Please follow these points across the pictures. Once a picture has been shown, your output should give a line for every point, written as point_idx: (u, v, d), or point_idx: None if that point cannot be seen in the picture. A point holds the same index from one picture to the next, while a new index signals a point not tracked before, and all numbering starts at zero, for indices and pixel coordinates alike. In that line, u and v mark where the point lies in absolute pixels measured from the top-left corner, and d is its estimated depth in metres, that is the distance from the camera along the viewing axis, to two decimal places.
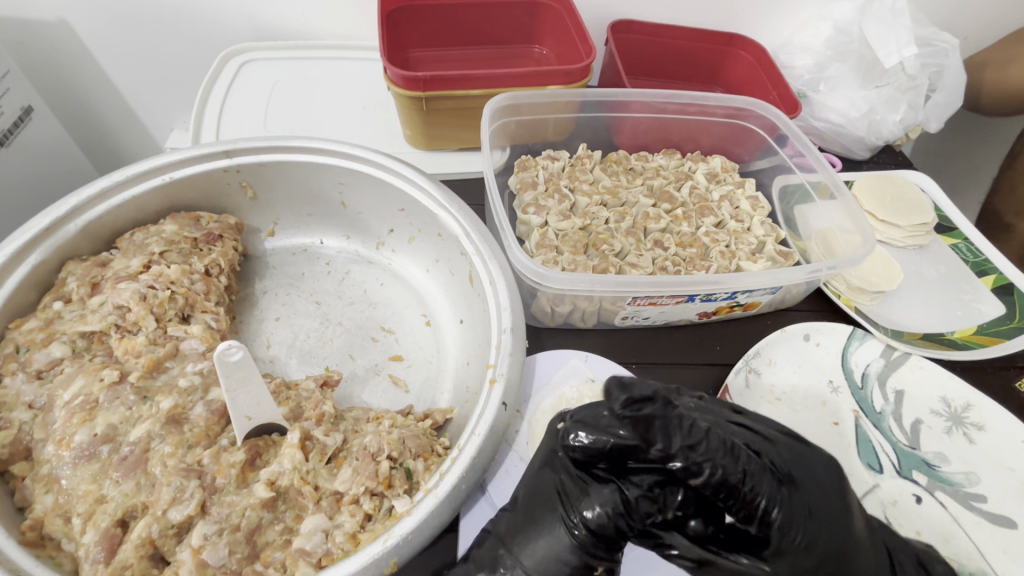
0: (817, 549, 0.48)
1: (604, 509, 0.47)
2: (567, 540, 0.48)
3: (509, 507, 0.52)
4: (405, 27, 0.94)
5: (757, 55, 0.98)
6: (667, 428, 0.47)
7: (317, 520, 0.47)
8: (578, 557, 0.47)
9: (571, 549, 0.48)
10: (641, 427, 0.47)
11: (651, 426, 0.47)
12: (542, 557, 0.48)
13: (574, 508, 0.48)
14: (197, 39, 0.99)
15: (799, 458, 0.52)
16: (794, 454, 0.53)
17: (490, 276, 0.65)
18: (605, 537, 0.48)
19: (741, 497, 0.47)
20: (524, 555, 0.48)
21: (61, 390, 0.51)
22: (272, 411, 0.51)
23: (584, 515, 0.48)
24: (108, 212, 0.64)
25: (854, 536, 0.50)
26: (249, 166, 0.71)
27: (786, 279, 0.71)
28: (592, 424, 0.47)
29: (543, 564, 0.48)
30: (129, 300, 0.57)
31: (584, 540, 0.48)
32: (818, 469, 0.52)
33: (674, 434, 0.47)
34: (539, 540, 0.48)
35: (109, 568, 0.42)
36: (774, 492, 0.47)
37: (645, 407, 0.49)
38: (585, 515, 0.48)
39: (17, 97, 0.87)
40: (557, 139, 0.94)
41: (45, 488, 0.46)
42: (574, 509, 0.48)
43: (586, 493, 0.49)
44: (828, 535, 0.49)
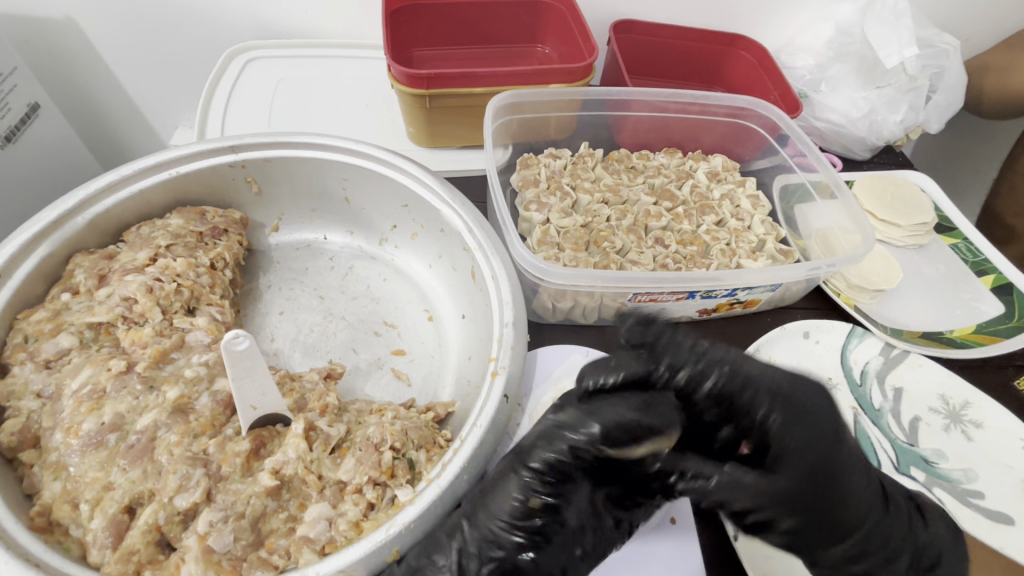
0: (812, 453, 0.51)
1: (569, 445, 0.46)
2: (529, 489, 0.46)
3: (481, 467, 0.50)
4: (409, 26, 0.94)
5: (759, 55, 0.99)
6: (672, 347, 0.54)
7: (321, 508, 0.47)
8: (528, 501, 0.46)
9: (526, 495, 0.46)
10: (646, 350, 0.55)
11: (658, 346, 0.55)
12: (498, 505, 0.46)
13: (525, 456, 0.47)
14: (203, 37, 1.00)
15: (792, 384, 0.54)
16: (787, 380, 0.54)
17: (492, 271, 0.66)
18: (561, 478, 0.47)
19: (741, 403, 0.52)
20: (487, 503, 0.47)
21: (69, 380, 0.51)
22: (277, 401, 0.51)
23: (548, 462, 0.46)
24: (115, 205, 0.64)
25: (841, 453, 0.52)
26: (254, 161, 0.71)
27: (785, 277, 0.71)
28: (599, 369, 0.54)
29: (504, 514, 0.46)
30: (136, 292, 0.57)
31: (540, 483, 0.46)
32: (810, 395, 0.54)
33: (681, 353, 0.54)
34: (498, 491, 0.47)
35: (117, 553, 0.43)
36: (772, 397, 0.52)
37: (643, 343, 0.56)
38: (541, 456, 0.46)
39: (24, 93, 0.88)
40: (559, 138, 0.95)
41: (53, 476, 0.47)
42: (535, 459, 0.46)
43: (536, 440, 0.47)
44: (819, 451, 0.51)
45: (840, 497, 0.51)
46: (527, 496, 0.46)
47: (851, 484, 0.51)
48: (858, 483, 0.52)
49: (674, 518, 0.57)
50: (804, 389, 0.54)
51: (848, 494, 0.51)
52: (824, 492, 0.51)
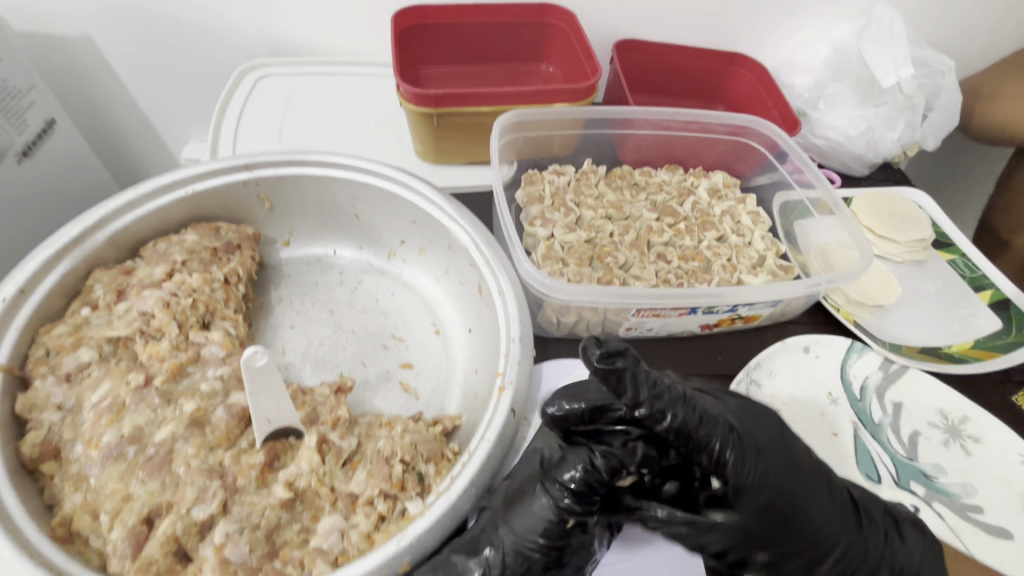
0: (769, 488, 0.52)
1: (580, 468, 0.50)
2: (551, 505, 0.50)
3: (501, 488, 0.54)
4: (417, 46, 0.97)
5: (758, 74, 1.01)
6: (636, 381, 0.49)
7: (333, 520, 0.48)
8: (560, 516, 0.50)
9: (556, 508, 0.50)
10: (612, 382, 0.49)
11: (623, 380, 0.49)
12: (529, 520, 0.50)
13: (557, 474, 0.51)
14: (216, 54, 1.02)
15: (752, 415, 0.58)
16: (749, 413, 0.59)
17: (499, 286, 0.68)
18: (585, 494, 0.50)
19: (698, 441, 0.50)
20: (514, 523, 0.50)
21: (90, 393, 0.53)
22: (291, 415, 0.53)
23: (563, 477, 0.50)
24: (133, 222, 0.66)
25: (804, 482, 0.54)
26: (268, 179, 0.73)
27: (786, 292, 0.73)
28: (572, 395, 0.54)
29: (529, 528, 0.50)
30: (152, 307, 0.59)
31: (569, 501, 0.50)
32: (770, 422, 0.59)
33: (643, 387, 0.49)
34: (526, 508, 0.51)
35: (135, 564, 0.44)
36: (728, 435, 0.51)
37: (619, 360, 0.49)
38: (570, 477, 0.50)
39: (42, 109, 0.90)
40: (563, 155, 0.97)
41: (75, 486, 0.48)
42: (552, 476, 0.51)
43: (563, 458, 0.52)
44: (787, 476, 0.54)
45: (809, 525, 0.53)
46: (557, 512, 0.50)
47: (817, 510, 0.54)
48: (825, 507, 0.54)
49: None
50: (764, 421, 0.58)
51: (820, 518, 0.54)
52: (792, 521, 0.53)
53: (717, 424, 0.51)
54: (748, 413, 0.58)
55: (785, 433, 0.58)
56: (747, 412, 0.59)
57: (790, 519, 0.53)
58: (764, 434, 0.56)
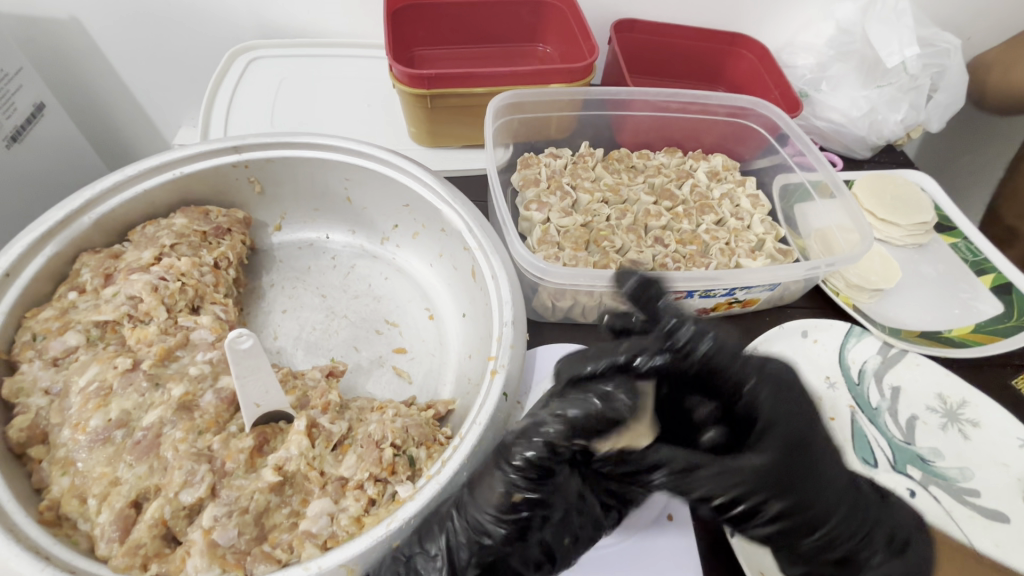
0: (772, 446, 0.48)
1: (538, 440, 0.44)
2: (512, 477, 0.45)
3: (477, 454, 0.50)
4: (411, 26, 0.95)
5: (759, 54, 0.99)
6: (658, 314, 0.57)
7: (323, 504, 0.48)
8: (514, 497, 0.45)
9: (509, 490, 0.44)
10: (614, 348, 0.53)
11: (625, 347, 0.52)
12: (484, 499, 0.45)
13: (508, 452, 0.45)
14: (206, 36, 1.01)
15: (763, 371, 0.53)
16: (761, 373, 0.53)
17: (492, 271, 0.66)
18: (542, 469, 0.44)
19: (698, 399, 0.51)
20: (474, 493, 0.46)
21: (77, 377, 0.52)
22: (280, 399, 0.52)
23: (523, 449, 0.44)
24: (120, 205, 0.65)
25: (808, 441, 0.50)
26: (258, 161, 0.72)
27: (785, 276, 0.72)
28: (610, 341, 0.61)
29: (487, 498, 0.45)
30: (141, 291, 0.58)
31: (522, 478, 0.45)
32: (784, 384, 0.53)
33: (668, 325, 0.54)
34: (485, 480, 0.46)
35: (123, 547, 0.44)
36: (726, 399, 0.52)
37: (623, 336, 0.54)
38: (520, 453, 0.44)
39: (30, 92, 0.89)
40: (560, 137, 0.95)
41: (62, 471, 0.48)
42: (511, 447, 0.45)
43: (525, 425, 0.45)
44: (789, 432, 0.50)
45: (811, 476, 0.49)
46: (515, 489, 0.44)
47: (823, 468, 0.50)
48: (826, 463, 0.51)
49: (672, 514, 0.57)
50: (775, 380, 0.53)
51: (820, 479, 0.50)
52: (795, 474, 0.48)
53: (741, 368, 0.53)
54: (759, 371, 0.53)
55: (800, 397, 0.53)
56: (759, 370, 0.53)
57: (791, 476, 0.48)
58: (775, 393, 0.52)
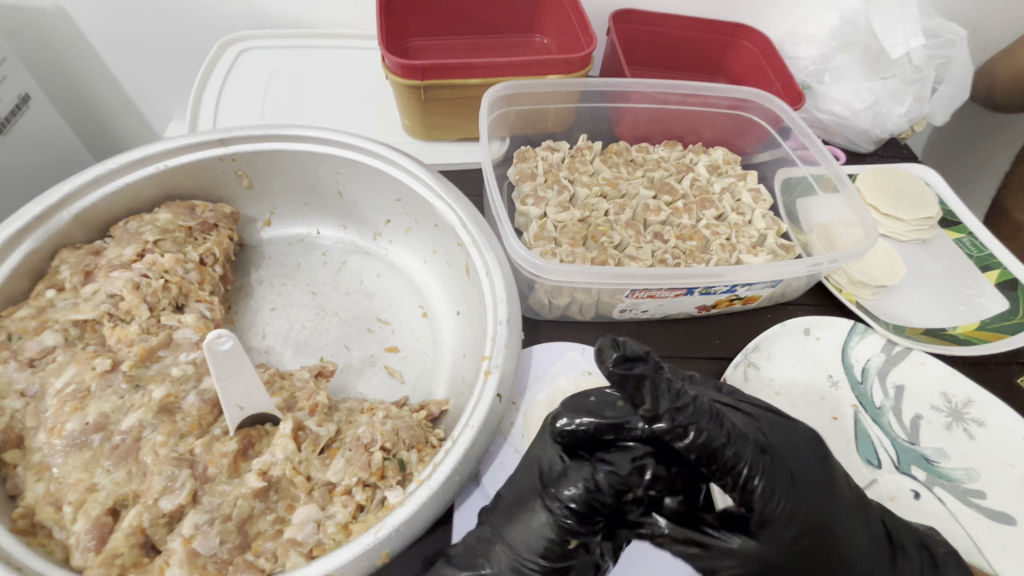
0: (797, 522, 0.49)
1: (583, 486, 0.48)
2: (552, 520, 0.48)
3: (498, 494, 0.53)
4: (404, 16, 0.92)
5: (761, 46, 0.97)
6: (654, 389, 0.48)
7: (308, 510, 0.46)
8: (562, 535, 0.48)
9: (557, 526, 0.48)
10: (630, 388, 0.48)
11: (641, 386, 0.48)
12: (529, 538, 0.48)
13: (557, 488, 0.48)
14: (195, 27, 0.98)
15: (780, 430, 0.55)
16: (782, 433, 0.55)
17: (487, 267, 0.64)
18: (587, 512, 0.48)
19: (724, 461, 0.47)
20: (511, 536, 0.48)
21: (53, 378, 0.50)
22: (265, 401, 0.50)
23: (566, 494, 0.48)
24: (101, 199, 0.63)
25: (831, 508, 0.52)
26: (245, 155, 0.70)
27: (786, 272, 0.70)
28: (577, 409, 0.50)
29: (527, 544, 0.48)
30: (121, 289, 0.56)
31: (569, 517, 0.48)
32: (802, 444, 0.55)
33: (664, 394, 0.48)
34: (525, 522, 0.49)
35: (100, 557, 0.42)
36: (755, 455, 0.48)
37: (636, 366, 0.49)
38: (569, 493, 0.48)
39: (13, 84, 0.87)
40: (557, 130, 0.93)
41: (37, 476, 0.46)
42: (556, 491, 0.48)
43: (565, 471, 0.49)
44: (814, 505, 0.51)
45: (830, 549, 0.51)
46: (558, 531, 0.48)
47: (848, 533, 0.52)
48: (848, 534, 0.52)
49: None
50: (795, 439, 0.55)
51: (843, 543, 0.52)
52: (815, 549, 0.51)
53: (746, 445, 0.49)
54: (778, 431, 0.55)
55: (822, 457, 0.55)
56: (777, 429, 0.56)
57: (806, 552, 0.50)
58: (793, 457, 0.52)
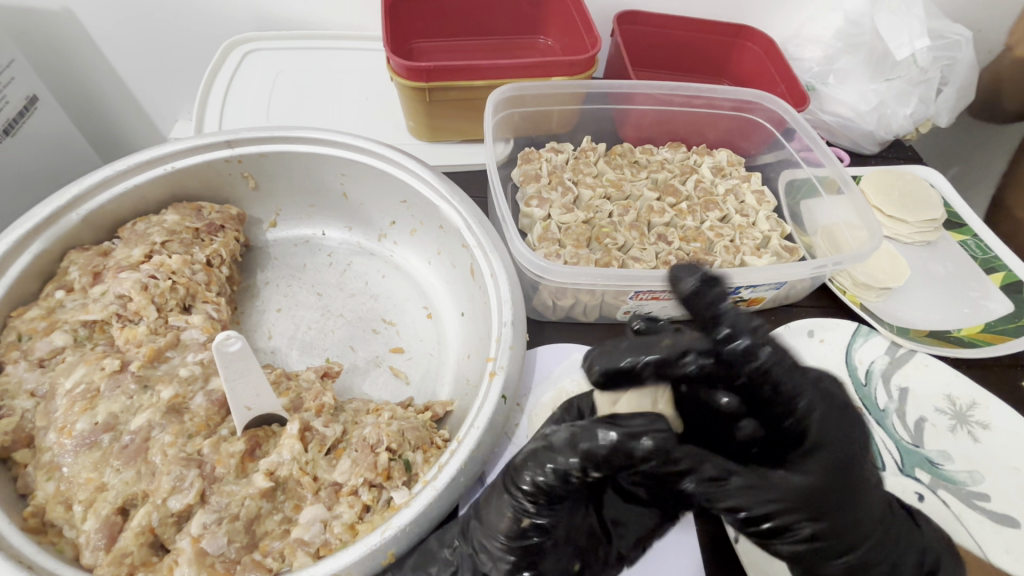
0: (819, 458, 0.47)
1: (545, 472, 0.45)
2: (515, 503, 0.46)
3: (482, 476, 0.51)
4: (409, 18, 0.93)
5: (765, 47, 0.96)
6: (716, 305, 0.53)
7: (315, 511, 0.47)
8: (522, 518, 0.46)
9: (518, 515, 0.46)
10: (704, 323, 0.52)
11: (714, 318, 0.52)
12: (495, 524, 0.47)
13: (517, 476, 0.46)
14: (202, 29, 0.99)
15: (791, 378, 0.50)
16: (794, 379, 0.50)
17: (491, 269, 0.65)
18: (553, 495, 0.45)
19: (783, 391, 0.50)
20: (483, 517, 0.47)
21: (63, 379, 0.51)
22: (272, 402, 0.51)
23: (525, 477, 0.45)
24: (110, 201, 0.64)
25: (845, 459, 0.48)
26: (251, 156, 0.70)
27: (791, 274, 0.70)
28: (625, 350, 0.51)
29: (494, 524, 0.47)
30: (130, 290, 0.57)
31: (531, 504, 0.46)
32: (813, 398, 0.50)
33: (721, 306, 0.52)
34: (492, 504, 0.47)
35: (109, 556, 0.43)
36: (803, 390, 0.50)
37: (705, 301, 0.52)
38: (530, 478, 0.45)
39: (22, 86, 0.87)
40: (561, 132, 0.93)
41: (47, 476, 0.46)
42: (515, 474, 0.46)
43: (523, 457, 0.46)
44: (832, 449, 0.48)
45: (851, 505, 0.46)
46: (519, 515, 0.46)
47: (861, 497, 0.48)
48: (868, 494, 0.48)
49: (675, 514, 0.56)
50: (802, 391, 0.50)
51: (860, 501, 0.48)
52: (839, 498, 0.46)
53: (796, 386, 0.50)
54: (790, 377, 0.50)
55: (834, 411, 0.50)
56: (789, 376, 0.50)
57: (834, 497, 0.46)
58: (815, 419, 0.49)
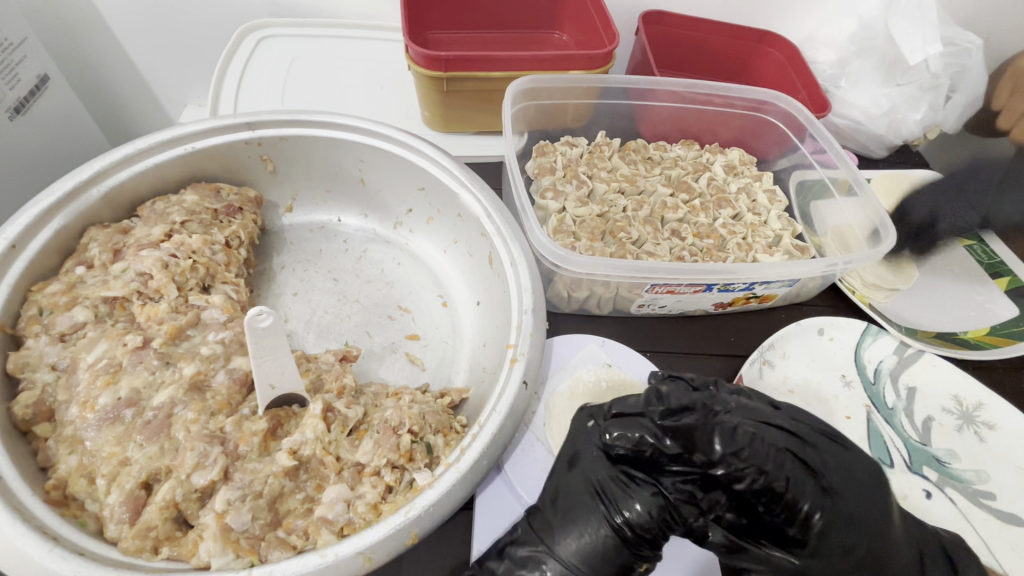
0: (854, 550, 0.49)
1: (644, 510, 0.48)
2: (604, 538, 0.48)
3: (536, 504, 0.52)
4: (426, 9, 0.92)
5: (788, 53, 0.97)
6: (707, 436, 0.49)
7: (339, 490, 0.47)
8: (613, 553, 0.48)
9: (603, 548, 0.48)
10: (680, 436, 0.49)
11: (693, 436, 0.49)
12: (579, 559, 0.48)
13: (614, 510, 0.49)
14: (217, 13, 0.98)
15: (841, 460, 0.52)
16: (841, 462, 0.52)
17: (511, 257, 0.65)
18: (640, 534, 0.48)
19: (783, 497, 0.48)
20: (562, 550, 0.48)
21: (85, 353, 0.51)
22: (295, 382, 0.51)
23: (625, 514, 0.48)
24: (130, 178, 0.63)
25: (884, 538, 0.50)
26: (271, 140, 0.70)
27: (803, 272, 0.71)
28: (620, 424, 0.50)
29: (579, 557, 0.48)
30: (151, 267, 0.56)
31: (620, 540, 0.48)
32: (863, 473, 0.53)
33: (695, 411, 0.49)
34: (577, 535, 0.48)
35: (134, 529, 0.43)
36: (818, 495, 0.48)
37: (684, 417, 0.50)
38: (623, 517, 0.48)
39: (35, 64, 0.86)
40: (576, 126, 0.93)
41: (69, 449, 0.46)
42: (613, 508, 0.49)
43: (626, 494, 0.49)
44: (870, 537, 0.50)
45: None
46: (610, 552, 0.48)
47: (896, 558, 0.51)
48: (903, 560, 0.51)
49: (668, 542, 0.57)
50: (853, 465, 0.53)
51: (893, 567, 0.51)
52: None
53: (842, 472, 0.52)
54: (843, 465, 0.52)
55: (881, 491, 0.52)
56: (842, 463, 0.52)
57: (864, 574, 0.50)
58: (852, 493, 0.51)
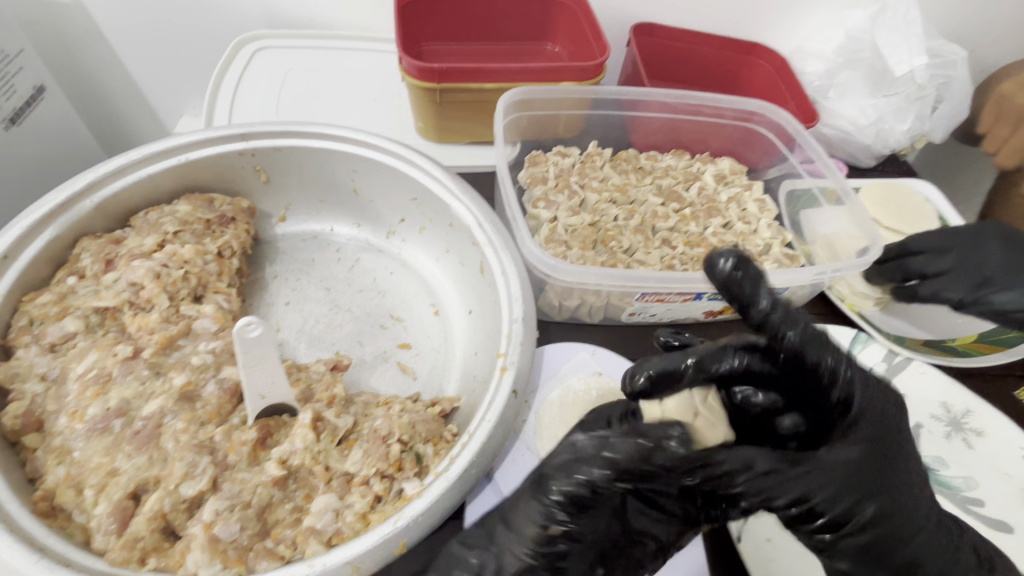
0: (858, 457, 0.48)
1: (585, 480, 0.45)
2: (547, 510, 0.45)
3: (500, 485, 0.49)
4: (420, 21, 0.94)
5: (777, 64, 0.99)
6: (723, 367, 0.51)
7: (328, 500, 0.47)
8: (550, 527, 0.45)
9: (546, 520, 0.45)
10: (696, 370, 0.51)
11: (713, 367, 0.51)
12: (521, 532, 0.45)
13: (546, 483, 0.46)
14: (212, 25, 0.99)
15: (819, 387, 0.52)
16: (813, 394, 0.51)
17: (502, 267, 0.65)
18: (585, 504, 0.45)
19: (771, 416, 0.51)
20: (511, 523, 0.46)
21: (75, 363, 0.51)
22: (285, 391, 0.51)
23: (562, 486, 0.45)
24: (123, 189, 0.64)
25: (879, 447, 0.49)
26: (264, 150, 0.71)
27: (792, 281, 0.71)
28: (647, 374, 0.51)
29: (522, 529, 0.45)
30: (143, 278, 0.57)
31: (562, 512, 0.45)
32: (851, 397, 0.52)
33: (716, 363, 0.52)
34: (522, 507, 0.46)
35: (121, 540, 0.43)
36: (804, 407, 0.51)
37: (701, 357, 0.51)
38: (558, 488, 0.45)
39: (30, 75, 0.87)
40: (568, 136, 0.94)
41: (58, 460, 0.46)
42: (553, 481, 0.45)
43: (572, 463, 0.46)
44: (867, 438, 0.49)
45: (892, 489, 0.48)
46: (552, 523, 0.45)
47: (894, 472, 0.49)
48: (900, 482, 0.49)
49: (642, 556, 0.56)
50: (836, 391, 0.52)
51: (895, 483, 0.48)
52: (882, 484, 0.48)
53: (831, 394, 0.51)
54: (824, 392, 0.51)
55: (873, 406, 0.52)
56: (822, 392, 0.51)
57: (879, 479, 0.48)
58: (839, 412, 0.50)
